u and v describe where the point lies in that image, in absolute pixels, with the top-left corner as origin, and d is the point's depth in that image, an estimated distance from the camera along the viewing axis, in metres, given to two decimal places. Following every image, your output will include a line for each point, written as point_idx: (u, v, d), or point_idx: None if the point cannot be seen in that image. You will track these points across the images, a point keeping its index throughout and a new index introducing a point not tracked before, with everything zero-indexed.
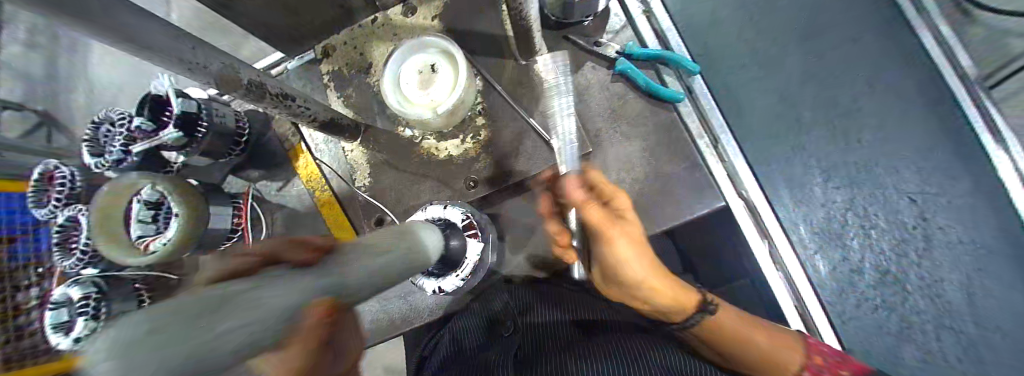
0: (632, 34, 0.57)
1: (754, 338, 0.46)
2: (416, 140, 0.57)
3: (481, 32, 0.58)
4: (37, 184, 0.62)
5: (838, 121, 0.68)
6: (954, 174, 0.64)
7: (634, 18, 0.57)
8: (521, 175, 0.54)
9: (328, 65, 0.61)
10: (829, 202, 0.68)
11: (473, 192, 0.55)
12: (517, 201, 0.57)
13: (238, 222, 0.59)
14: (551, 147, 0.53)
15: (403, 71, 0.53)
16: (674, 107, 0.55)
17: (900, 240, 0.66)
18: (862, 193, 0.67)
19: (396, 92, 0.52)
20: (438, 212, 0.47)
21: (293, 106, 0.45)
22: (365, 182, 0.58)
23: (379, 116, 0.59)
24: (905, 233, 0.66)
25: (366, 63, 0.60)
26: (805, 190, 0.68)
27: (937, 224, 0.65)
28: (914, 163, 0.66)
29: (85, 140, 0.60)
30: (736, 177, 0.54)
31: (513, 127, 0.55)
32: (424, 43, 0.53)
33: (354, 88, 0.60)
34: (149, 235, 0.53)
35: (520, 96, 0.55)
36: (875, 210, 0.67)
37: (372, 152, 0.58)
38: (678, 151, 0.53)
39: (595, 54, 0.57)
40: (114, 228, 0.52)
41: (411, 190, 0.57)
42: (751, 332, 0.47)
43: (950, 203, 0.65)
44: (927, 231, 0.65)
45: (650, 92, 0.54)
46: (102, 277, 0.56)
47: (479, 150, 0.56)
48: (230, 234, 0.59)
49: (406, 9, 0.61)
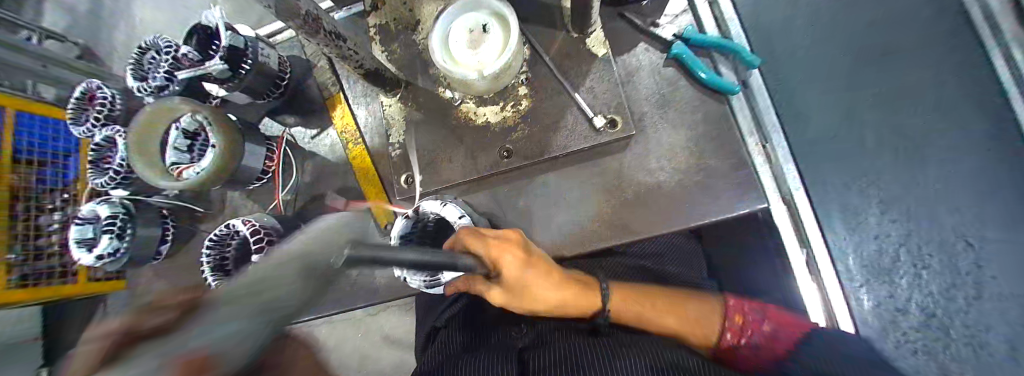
0: (691, 20, 0.55)
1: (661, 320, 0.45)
2: (455, 102, 0.56)
3: (535, 1, 0.57)
4: (78, 101, 0.63)
5: (893, 142, 0.65)
6: (1015, 213, 0.60)
7: (696, 4, 0.55)
8: (558, 150, 0.53)
9: (376, 19, 0.60)
10: (882, 235, 0.65)
11: (507, 162, 0.54)
12: (549, 176, 0.56)
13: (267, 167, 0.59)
14: (594, 126, 0.52)
15: (452, 29, 0.52)
16: (727, 99, 0.53)
17: (950, 284, 0.62)
18: (919, 229, 0.63)
19: (444, 49, 0.51)
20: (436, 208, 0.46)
21: (343, 48, 0.45)
22: (400, 139, 0.57)
23: (420, 77, 0.57)
24: (956, 278, 0.62)
25: (414, 20, 0.59)
26: (855, 215, 0.65)
27: (991, 272, 0.61)
28: (971, 199, 0.62)
29: (130, 63, 0.62)
30: (784, 180, 0.52)
31: (557, 100, 0.54)
32: (477, 3, 0.52)
33: (400, 44, 0.59)
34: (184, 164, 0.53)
35: (568, 70, 0.54)
36: (921, 241, 0.63)
37: (410, 110, 0.57)
38: (726, 146, 0.51)
39: (650, 36, 0.55)
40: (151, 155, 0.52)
41: (446, 151, 0.56)
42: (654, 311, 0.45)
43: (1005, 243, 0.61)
44: (980, 278, 0.61)
45: (704, 80, 0.52)
46: (129, 200, 0.56)
47: (518, 119, 0.55)
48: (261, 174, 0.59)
49: None
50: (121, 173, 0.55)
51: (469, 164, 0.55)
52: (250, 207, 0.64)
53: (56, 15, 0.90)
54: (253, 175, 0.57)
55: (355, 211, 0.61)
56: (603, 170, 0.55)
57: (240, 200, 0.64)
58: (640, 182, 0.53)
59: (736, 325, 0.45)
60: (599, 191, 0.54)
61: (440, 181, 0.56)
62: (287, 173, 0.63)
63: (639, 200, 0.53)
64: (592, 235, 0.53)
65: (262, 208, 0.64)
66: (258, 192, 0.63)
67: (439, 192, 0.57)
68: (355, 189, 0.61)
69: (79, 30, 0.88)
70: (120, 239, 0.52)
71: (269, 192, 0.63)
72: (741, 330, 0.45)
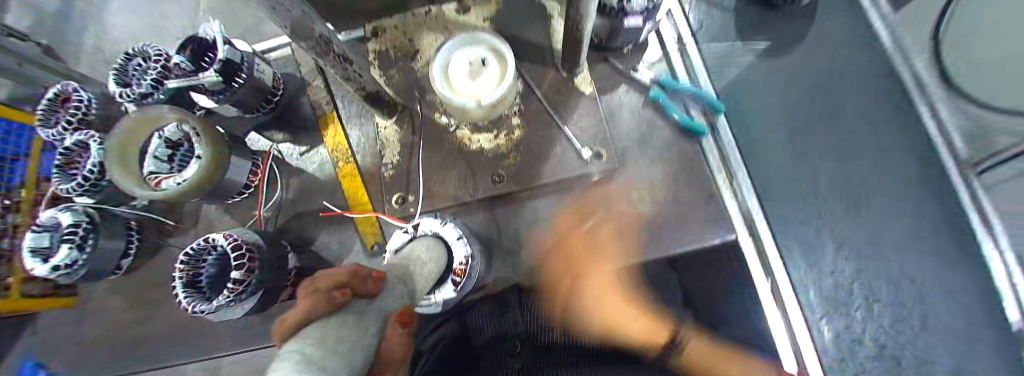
0: (666, 68, 0.61)
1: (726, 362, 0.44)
2: (451, 128, 0.59)
3: (528, 41, 0.62)
4: (49, 104, 0.61)
5: (837, 170, 0.61)
6: (965, 257, 0.56)
7: (670, 54, 0.61)
8: (548, 177, 0.56)
9: (375, 45, 0.63)
10: (836, 270, 0.60)
11: (499, 187, 0.57)
12: (538, 203, 0.59)
13: (251, 180, 0.58)
14: (581, 156, 0.56)
15: (452, 60, 0.55)
16: (698, 139, 0.58)
17: (897, 315, 0.57)
18: (869, 264, 0.59)
19: (444, 79, 0.55)
20: (435, 227, 0.48)
21: (349, 70, 0.47)
22: (394, 160, 0.58)
23: (417, 101, 0.60)
24: (899, 309, 0.57)
25: (414, 49, 0.62)
26: (813, 252, 0.60)
27: (933, 304, 0.56)
28: (934, 232, 0.57)
29: (114, 69, 0.60)
30: (750, 214, 0.57)
31: (548, 131, 0.57)
32: (477, 41, 0.56)
33: (398, 70, 0.61)
34: (163, 173, 0.51)
35: (559, 105, 0.58)
36: (874, 276, 0.58)
37: (405, 132, 0.59)
38: (698, 181, 0.57)
39: (631, 79, 0.61)
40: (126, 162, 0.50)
41: (439, 174, 0.57)
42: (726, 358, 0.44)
43: (958, 287, 0.55)
44: (923, 309, 0.56)
45: (678, 121, 0.58)
46: (94, 209, 0.52)
47: (511, 147, 0.58)
48: (244, 187, 0.58)
49: (459, 8, 0.63)
50: (88, 180, 0.51)
51: (461, 187, 0.57)
52: (227, 222, 0.61)
53: (22, 12, 0.87)
54: (237, 187, 0.56)
55: (341, 230, 0.60)
56: (588, 200, 0.58)
57: (216, 214, 0.62)
58: (623, 211, 0.57)
59: None
60: (585, 219, 0.57)
61: (431, 203, 0.57)
62: (271, 188, 0.61)
63: (620, 229, 0.56)
64: (578, 259, 0.56)
65: (239, 223, 0.61)
66: (237, 206, 0.61)
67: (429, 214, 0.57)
68: (342, 207, 0.61)
69: (49, 29, 0.85)
70: (80, 250, 0.49)
71: (249, 207, 0.61)
72: None
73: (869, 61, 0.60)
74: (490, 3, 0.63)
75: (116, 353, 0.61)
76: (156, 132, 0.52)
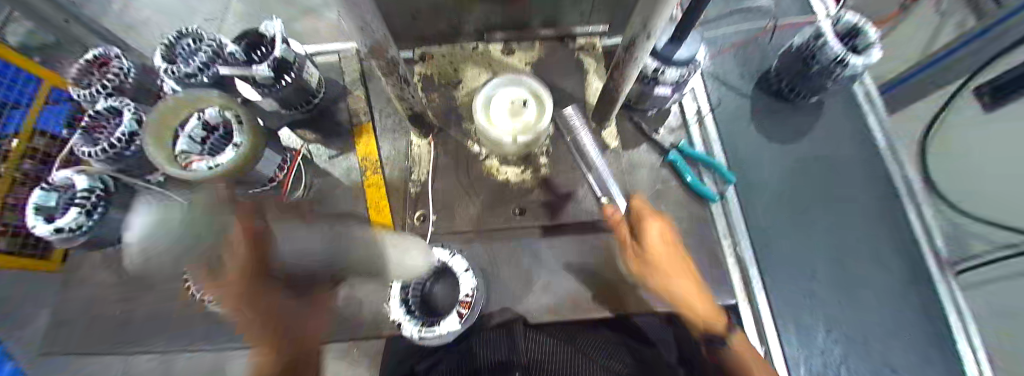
0: (684, 134, 0.66)
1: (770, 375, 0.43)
2: (481, 156, 0.61)
3: (563, 89, 0.67)
4: (86, 65, 0.61)
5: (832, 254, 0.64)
6: (941, 354, 0.60)
7: (689, 122, 0.67)
8: (567, 218, 0.59)
9: (422, 68, 0.66)
10: (827, 352, 0.60)
11: (519, 220, 0.59)
12: (555, 242, 0.60)
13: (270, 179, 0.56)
14: (601, 203, 0.59)
15: (495, 98, 0.59)
16: (707, 204, 0.63)
17: None
18: (857, 351, 0.61)
19: (484, 111, 0.59)
20: (445, 256, 0.48)
21: (405, 91, 0.50)
22: (422, 179, 0.60)
23: (453, 126, 0.63)
24: None
25: (457, 78, 0.66)
26: (807, 333, 0.61)
27: None
28: (916, 328, 0.61)
29: (163, 45, 0.62)
30: (750, 282, 0.59)
31: (571, 174, 0.61)
32: (519, 82, 0.60)
33: (439, 95, 0.65)
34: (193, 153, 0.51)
35: (585, 152, 0.62)
36: (859, 361, 0.60)
37: (437, 154, 0.61)
38: (706, 243, 0.60)
39: (652, 140, 0.66)
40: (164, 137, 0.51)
41: (463, 198, 0.59)
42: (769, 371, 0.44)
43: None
44: None
45: (691, 185, 0.62)
46: (111, 176, 0.51)
47: (535, 184, 0.61)
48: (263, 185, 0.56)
49: (505, 49, 0.69)
50: (116, 147, 0.50)
51: (482, 214, 0.59)
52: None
53: None
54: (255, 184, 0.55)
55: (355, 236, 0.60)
56: (602, 245, 0.60)
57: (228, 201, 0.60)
58: None
59: None
60: (596, 264, 0.59)
61: (452, 226, 0.58)
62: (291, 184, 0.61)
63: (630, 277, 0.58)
64: (587, 303, 0.57)
65: None
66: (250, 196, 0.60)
67: (448, 238, 0.58)
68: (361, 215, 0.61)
69: None
70: (88, 216, 0.47)
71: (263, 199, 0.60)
72: None
73: (863, 159, 0.67)
74: (534, 50, 0.69)
75: (87, 327, 0.58)
76: (196, 114, 0.53)
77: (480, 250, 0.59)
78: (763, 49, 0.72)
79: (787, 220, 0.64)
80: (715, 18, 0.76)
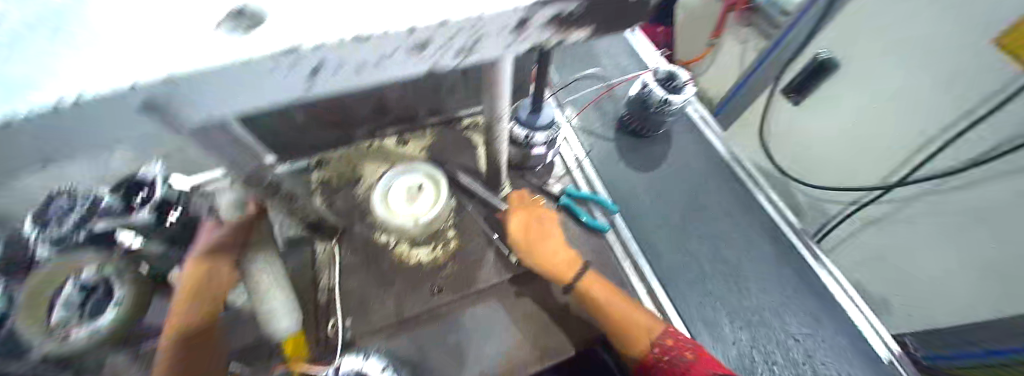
0: (570, 180, 0.76)
1: (611, 301, 0.60)
2: (390, 245, 0.64)
3: (459, 165, 0.74)
4: None
5: (714, 252, 0.73)
6: (824, 313, 0.68)
7: (571, 169, 0.77)
8: (483, 282, 0.64)
9: (318, 175, 0.70)
10: (738, 341, 0.65)
11: (437, 298, 0.61)
12: (476, 308, 0.62)
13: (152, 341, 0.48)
14: (508, 260, 0.66)
15: (393, 188, 0.63)
16: (602, 234, 0.71)
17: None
18: (762, 333, 0.66)
19: (382, 202, 0.62)
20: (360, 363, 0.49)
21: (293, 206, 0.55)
22: (330, 284, 0.60)
23: (357, 222, 0.66)
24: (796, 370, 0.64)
25: (355, 176, 0.70)
26: (715, 330, 0.66)
27: (819, 360, 0.64)
28: (799, 295, 0.70)
29: None
30: (655, 294, 0.67)
31: (478, 240, 0.67)
32: (413, 169, 0.65)
33: (339, 196, 0.68)
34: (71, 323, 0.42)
35: (488, 217, 0.70)
36: (766, 339, 0.65)
37: (343, 254, 0.63)
38: (610, 269, 0.67)
39: (544, 191, 0.75)
40: (36, 313, 0.41)
41: (377, 291, 0.60)
42: (612, 298, 0.61)
43: (823, 335, 0.67)
44: (813, 368, 0.64)
45: (585, 222, 0.70)
46: None
47: (447, 257, 0.64)
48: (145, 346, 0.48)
49: (399, 141, 0.74)
50: None
51: (399, 303, 0.60)
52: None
53: None
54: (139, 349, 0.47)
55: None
56: (522, 299, 0.64)
57: None
58: (551, 307, 0.63)
59: (666, 345, 0.58)
60: (518, 319, 0.62)
61: (367, 323, 0.58)
62: None
63: (551, 324, 0.62)
64: (515, 362, 0.58)
65: None
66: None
67: (364, 335, 0.57)
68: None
69: None
70: None
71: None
72: (668, 349, 0.57)
73: (718, 163, 0.82)
74: (427, 137, 0.76)
75: None
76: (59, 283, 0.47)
77: (398, 340, 0.58)
78: (615, 99, 0.87)
79: (670, 231, 0.74)
80: (566, 86, 0.89)
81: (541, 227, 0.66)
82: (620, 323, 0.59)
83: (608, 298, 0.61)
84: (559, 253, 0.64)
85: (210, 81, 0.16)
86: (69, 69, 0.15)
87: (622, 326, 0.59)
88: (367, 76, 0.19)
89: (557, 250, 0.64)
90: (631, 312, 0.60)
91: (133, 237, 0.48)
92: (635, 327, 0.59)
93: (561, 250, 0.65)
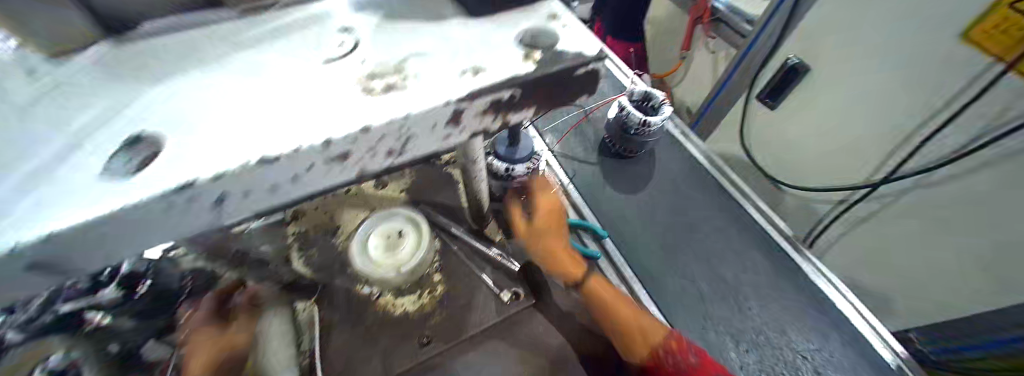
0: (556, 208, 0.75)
1: (613, 300, 0.59)
2: (374, 295, 0.62)
3: (443, 203, 0.72)
4: None
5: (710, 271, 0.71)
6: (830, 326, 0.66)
7: None
8: (474, 327, 0.60)
9: (295, 227, 0.67)
10: (745, 366, 0.62)
11: (426, 350, 0.58)
12: (469, 357, 0.59)
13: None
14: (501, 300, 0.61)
15: (373, 234, 0.61)
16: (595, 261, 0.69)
17: None
18: (770, 355, 0.63)
19: (362, 253, 0.59)
20: None
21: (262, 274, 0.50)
22: (309, 349, 0.55)
23: (338, 275, 0.63)
24: None
25: (334, 225, 0.68)
26: (721, 356, 0.63)
27: None
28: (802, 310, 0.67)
29: None
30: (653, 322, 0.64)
31: (466, 281, 0.64)
32: (393, 213, 0.63)
33: (317, 248, 0.65)
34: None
35: (473, 255, 0.66)
36: (774, 361, 0.62)
37: (326, 311, 0.60)
38: None
39: None
40: None
41: (363, 349, 0.57)
42: (616, 299, 0.59)
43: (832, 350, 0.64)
44: None
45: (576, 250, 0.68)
46: None
47: (435, 304, 0.62)
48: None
49: (378, 184, 0.73)
50: None
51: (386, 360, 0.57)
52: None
53: None
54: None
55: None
56: (517, 342, 0.61)
57: None
58: (547, 347, 0.61)
59: (671, 346, 0.55)
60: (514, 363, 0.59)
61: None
62: None
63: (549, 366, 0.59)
64: None
65: None
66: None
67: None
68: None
69: None
70: None
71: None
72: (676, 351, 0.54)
73: (705, 177, 0.81)
74: (405, 177, 0.74)
75: None
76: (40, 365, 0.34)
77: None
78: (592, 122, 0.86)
79: (663, 252, 0.72)
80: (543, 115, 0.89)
81: (552, 225, 0.65)
82: (626, 325, 0.57)
83: (611, 302, 0.59)
84: (564, 252, 0.63)
85: (159, 208, 0.15)
86: (175, 158, 0.16)
87: (625, 328, 0.56)
88: (308, 183, 0.18)
89: (563, 247, 0.64)
90: (640, 319, 0.57)
91: (103, 315, 0.39)
92: (639, 331, 0.56)
93: (567, 249, 0.64)
